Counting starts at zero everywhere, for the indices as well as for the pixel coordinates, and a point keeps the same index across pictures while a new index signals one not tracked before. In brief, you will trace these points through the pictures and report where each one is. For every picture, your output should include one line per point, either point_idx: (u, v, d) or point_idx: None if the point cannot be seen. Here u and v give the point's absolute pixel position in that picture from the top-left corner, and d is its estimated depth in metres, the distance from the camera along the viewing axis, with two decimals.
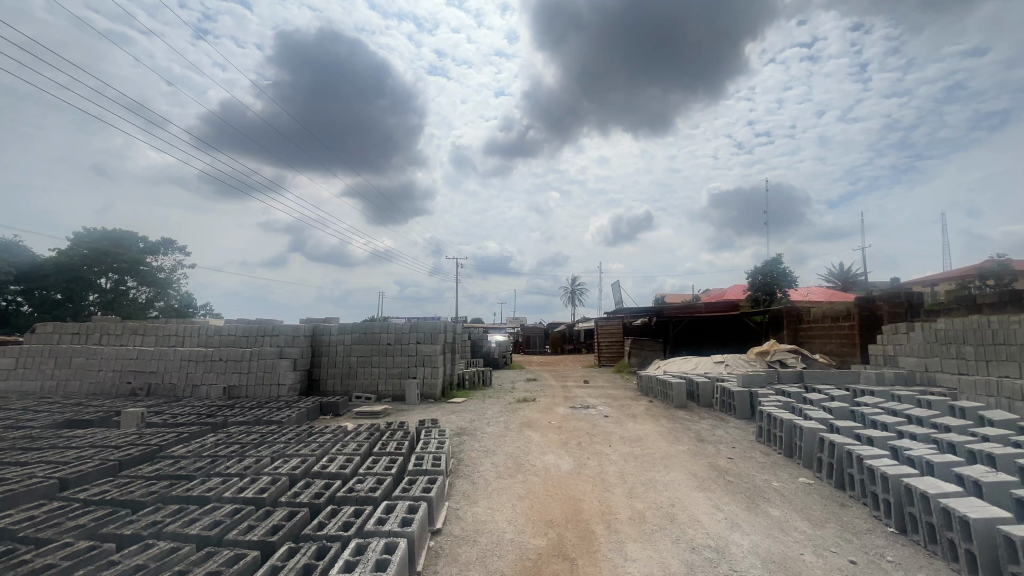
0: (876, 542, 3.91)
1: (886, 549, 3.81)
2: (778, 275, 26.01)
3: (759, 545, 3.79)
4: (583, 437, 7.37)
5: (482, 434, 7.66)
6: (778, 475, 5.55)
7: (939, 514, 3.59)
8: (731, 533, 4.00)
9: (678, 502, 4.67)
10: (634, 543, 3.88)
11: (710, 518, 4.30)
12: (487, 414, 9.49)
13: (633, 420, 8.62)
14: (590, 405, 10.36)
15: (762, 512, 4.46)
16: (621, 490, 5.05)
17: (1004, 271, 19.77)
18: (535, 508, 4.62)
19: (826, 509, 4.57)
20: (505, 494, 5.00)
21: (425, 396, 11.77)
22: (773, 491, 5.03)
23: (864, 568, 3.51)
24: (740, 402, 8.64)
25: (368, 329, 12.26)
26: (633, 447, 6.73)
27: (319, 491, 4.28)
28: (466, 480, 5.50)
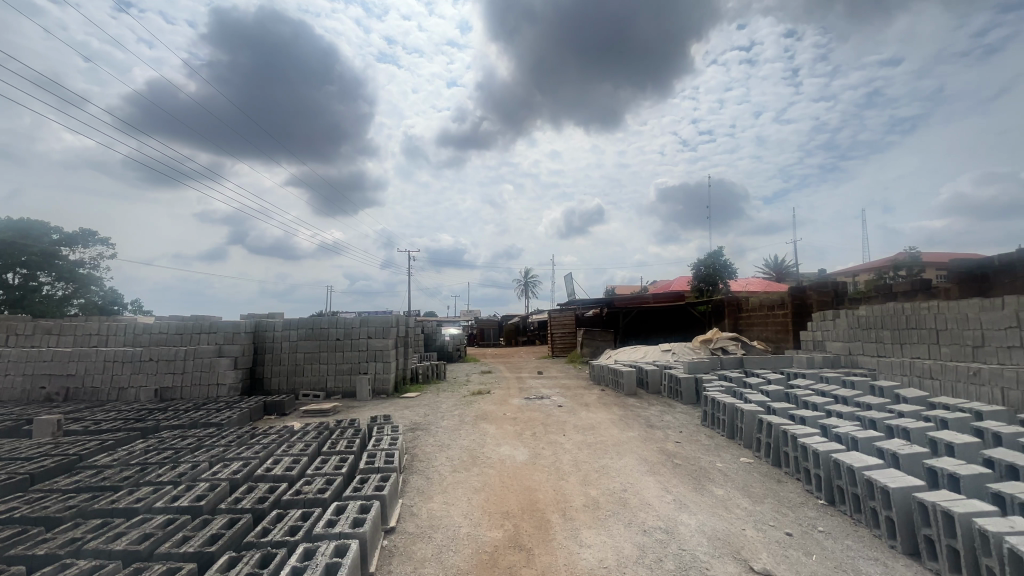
0: (809, 514, 4.20)
1: (817, 520, 4.09)
2: (719, 267, 27.40)
3: (705, 524, 3.97)
4: (537, 427, 7.45)
5: (436, 428, 7.57)
6: (722, 456, 5.84)
7: (863, 485, 3.90)
8: (679, 514, 4.16)
9: (630, 487, 4.81)
10: (590, 529, 3.95)
11: (660, 501, 4.45)
12: (442, 408, 9.39)
13: (586, 409, 8.81)
14: (544, 395, 10.48)
15: (708, 492, 4.68)
16: (575, 478, 5.13)
17: (914, 262, 21.80)
18: (491, 501, 4.60)
19: (765, 486, 4.85)
20: (461, 488, 4.95)
21: (377, 392, 11.50)
22: (717, 471, 5.28)
23: (800, 539, 3.75)
24: (686, 388, 9.03)
25: (315, 325, 11.75)
26: (586, 435, 6.87)
27: (263, 496, 4.06)
28: (420, 475, 5.40)
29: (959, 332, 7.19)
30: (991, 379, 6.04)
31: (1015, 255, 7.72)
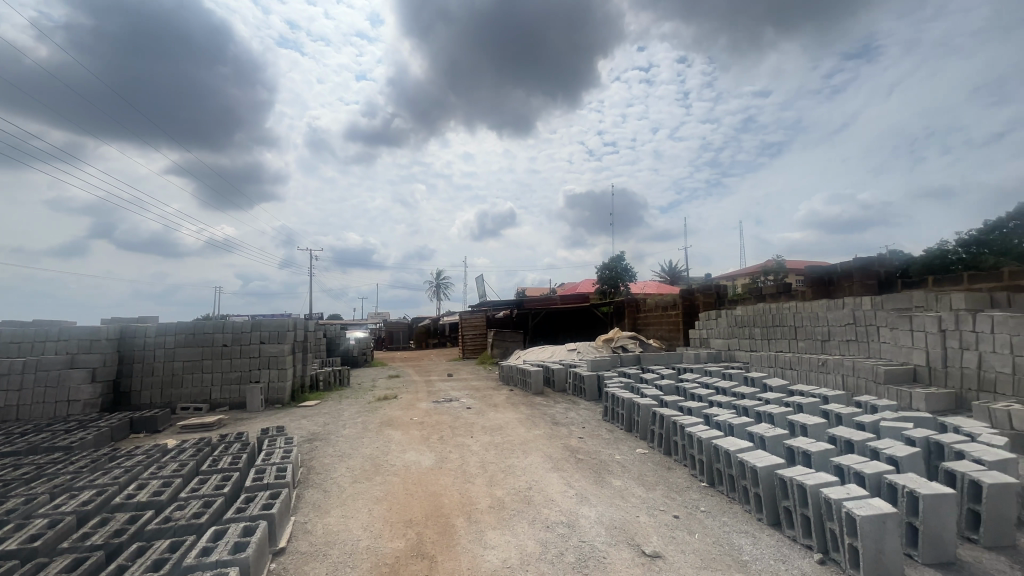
0: (693, 496, 4.59)
1: (700, 501, 4.49)
2: (620, 270, 29.24)
3: (604, 515, 4.16)
4: (445, 431, 7.33)
5: (337, 438, 7.13)
6: (620, 448, 6.19)
7: (737, 466, 4.35)
8: (580, 507, 4.32)
9: (534, 485, 4.90)
10: (494, 530, 3.95)
11: (563, 496, 4.59)
12: (344, 416, 8.89)
13: (494, 410, 8.85)
14: (453, 398, 10.37)
15: (606, 483, 4.92)
16: (482, 480, 5.10)
17: (778, 268, 25.09)
18: (394, 510, 4.42)
19: (657, 474, 5.22)
20: (362, 499, 4.70)
21: (271, 402, 10.59)
22: (615, 463, 5.58)
23: (685, 520, 4.07)
24: (589, 385, 9.47)
25: (196, 329, 10.49)
26: (493, 436, 6.90)
27: (121, 528, 3.50)
28: (316, 489, 5.03)
29: (812, 328, 8.36)
30: (835, 367, 7.10)
31: (853, 263, 9.17)
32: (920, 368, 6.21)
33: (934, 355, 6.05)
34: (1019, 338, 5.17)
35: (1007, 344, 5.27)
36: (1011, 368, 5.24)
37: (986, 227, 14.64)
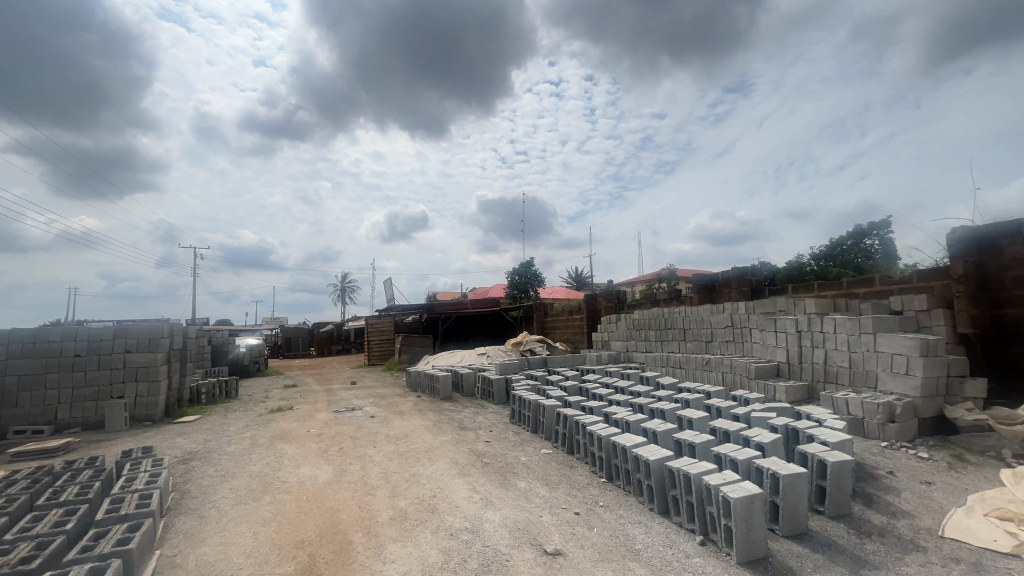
0: (592, 492, 4.79)
1: (599, 496, 4.70)
2: (530, 276, 29.97)
3: (508, 517, 4.18)
4: (345, 442, 6.94)
5: (219, 456, 6.41)
6: (526, 450, 6.29)
7: (632, 460, 4.62)
8: (485, 512, 4.30)
9: (439, 492, 4.80)
10: (395, 542, 3.79)
11: (468, 502, 4.55)
12: (229, 431, 8.03)
13: (400, 417, 8.56)
14: (356, 407, 9.86)
15: (512, 485, 4.96)
16: (384, 492, 4.88)
17: (670, 277, 27.47)
18: (284, 532, 4.05)
19: (560, 473, 5.38)
20: (246, 522, 4.26)
21: (137, 419, 9.24)
22: (521, 465, 5.65)
23: (585, 516, 4.23)
24: (497, 389, 9.55)
25: (38, 338, 8.83)
26: (398, 444, 6.65)
27: None
28: (191, 515, 4.47)
29: (697, 330, 9.21)
30: (716, 365, 7.88)
31: (731, 272, 10.28)
32: (783, 364, 7.11)
33: (793, 352, 6.96)
34: (854, 337, 6.14)
35: (846, 342, 6.23)
36: (848, 362, 6.20)
37: (831, 247, 17.36)
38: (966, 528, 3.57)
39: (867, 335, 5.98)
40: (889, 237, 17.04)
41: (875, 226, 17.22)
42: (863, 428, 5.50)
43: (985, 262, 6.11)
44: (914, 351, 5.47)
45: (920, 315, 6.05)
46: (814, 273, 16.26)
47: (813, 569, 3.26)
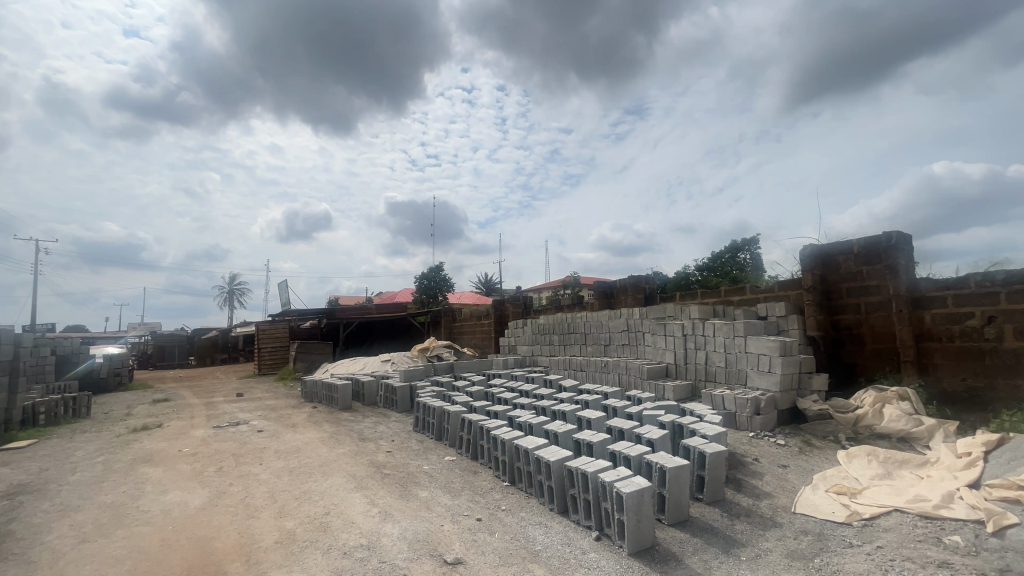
0: (495, 497, 4.80)
1: (501, 500, 4.72)
2: (439, 280, 29.66)
3: (407, 529, 4.02)
4: (226, 460, 6.23)
5: (60, 486, 5.41)
6: (429, 458, 6.14)
7: (534, 462, 4.70)
8: (383, 526, 4.10)
9: (333, 509, 4.48)
10: (279, 569, 3.46)
11: (364, 516, 4.30)
12: (75, 456, 6.82)
13: (292, 430, 7.91)
14: (240, 421, 8.93)
15: (413, 496, 4.80)
16: (270, 513, 4.44)
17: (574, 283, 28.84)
18: (142, 570, 3.51)
19: (463, 480, 5.31)
20: (91, 564, 3.61)
21: None
22: (423, 474, 5.49)
23: (486, 522, 4.21)
24: (401, 396, 9.24)
25: None
26: (288, 460, 6.12)
27: None
28: (15, 561, 3.69)
29: (597, 334, 9.71)
30: (613, 367, 8.35)
31: (627, 279, 11.01)
32: (671, 365, 7.74)
33: (679, 354, 7.61)
34: (729, 339, 6.87)
35: (722, 344, 6.95)
36: (724, 362, 6.92)
37: (711, 259, 19.44)
38: (812, 503, 4.14)
39: (740, 337, 6.73)
40: (757, 252, 19.48)
41: (747, 242, 19.59)
42: (735, 421, 6.16)
43: (828, 274, 7.20)
44: (774, 351, 6.26)
45: (779, 320, 6.94)
46: (698, 282, 18.05)
47: (693, 552, 3.56)
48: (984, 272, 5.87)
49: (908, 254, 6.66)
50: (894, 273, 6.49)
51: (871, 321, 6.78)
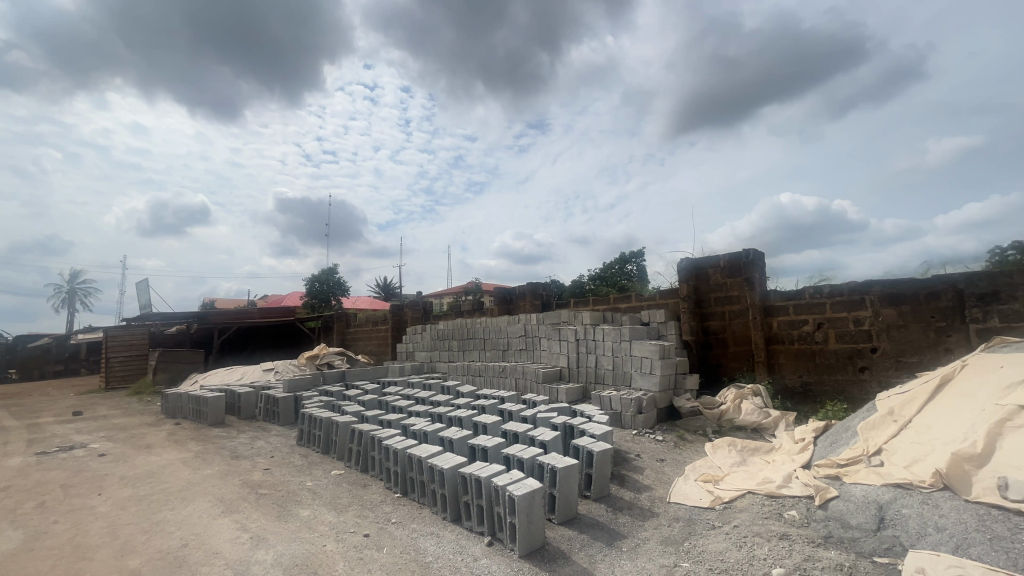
0: (385, 510, 4.57)
1: (392, 513, 4.51)
2: (334, 283, 27.93)
3: (283, 554, 3.66)
4: (51, 493, 5.17)
5: None
6: (313, 474, 5.68)
7: (427, 471, 4.56)
8: (255, 553, 3.68)
9: (193, 539, 3.93)
10: None
11: (232, 544, 3.83)
12: None
13: (145, 452, 6.83)
14: (75, 445, 7.49)
15: (292, 516, 4.38)
16: (108, 552, 3.75)
17: (475, 290, 28.94)
18: None
19: (351, 494, 4.99)
20: None
21: None
22: (305, 491, 5.05)
23: (375, 537, 3.99)
24: (284, 408, 8.47)
25: None
26: (138, 487, 5.26)
27: None
28: None
29: (496, 339, 9.80)
30: (511, 372, 8.49)
31: (526, 286, 11.30)
32: (564, 369, 8.07)
33: (572, 358, 7.97)
34: (616, 344, 7.35)
35: (611, 348, 7.41)
36: (612, 365, 7.38)
37: (603, 269, 20.78)
38: (683, 492, 4.55)
39: (625, 342, 7.24)
40: (643, 263, 21.22)
41: (634, 254, 21.27)
42: (620, 420, 6.59)
43: (699, 285, 8.06)
44: (655, 354, 6.83)
45: (660, 325, 7.60)
46: (591, 290, 19.17)
47: (579, 548, 3.70)
48: (815, 286, 6.99)
49: (761, 269, 7.70)
50: (750, 285, 7.45)
51: (733, 327, 7.71)
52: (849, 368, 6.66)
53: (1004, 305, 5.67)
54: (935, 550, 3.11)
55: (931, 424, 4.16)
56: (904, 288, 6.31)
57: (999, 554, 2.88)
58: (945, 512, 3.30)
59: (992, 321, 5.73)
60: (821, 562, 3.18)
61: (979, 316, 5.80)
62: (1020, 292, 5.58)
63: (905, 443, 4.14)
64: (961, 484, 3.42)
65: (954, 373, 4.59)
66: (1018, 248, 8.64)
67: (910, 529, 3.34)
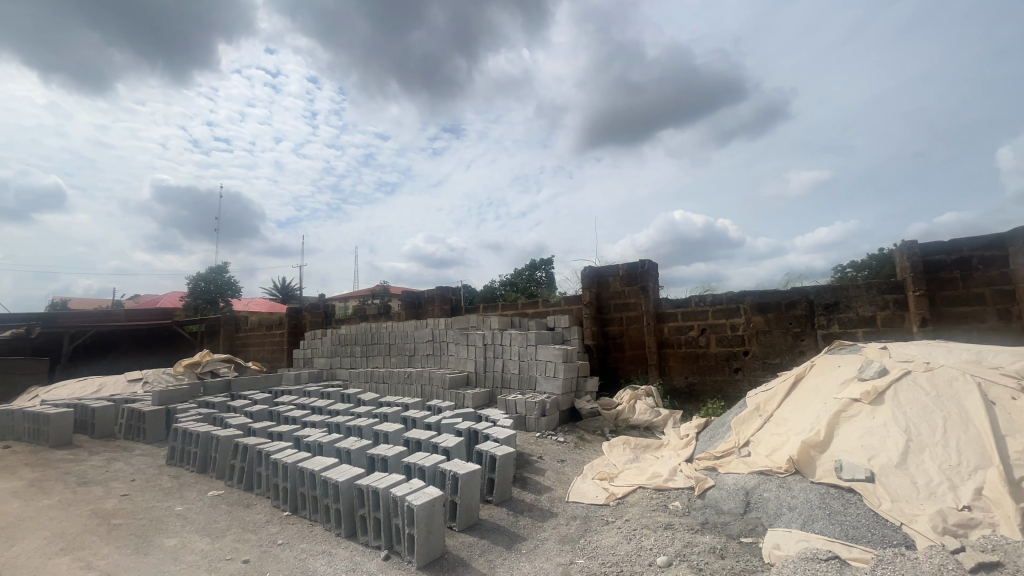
0: (270, 531, 4.18)
1: (277, 534, 4.13)
2: (221, 283, 25.88)
3: None
4: None
5: None
6: (185, 497, 5.03)
7: (320, 486, 4.25)
8: None
9: None
10: None
11: None
12: None
13: None
14: None
15: (155, 548, 3.83)
16: None
17: (383, 292, 28.01)
18: None
19: (230, 517, 4.50)
20: None
21: None
22: (173, 517, 4.45)
23: (256, 563, 3.62)
24: (152, 423, 7.43)
25: None
26: None
27: None
28: None
29: (402, 344, 9.50)
30: (417, 378, 8.27)
31: (435, 290, 11.12)
32: (471, 374, 8.05)
33: (479, 363, 7.97)
34: (523, 348, 7.49)
35: (517, 352, 7.53)
36: (518, 369, 7.51)
37: (513, 275, 21.21)
38: (581, 490, 4.74)
39: (531, 346, 7.41)
40: (551, 270, 22.01)
41: (543, 261, 21.98)
42: (525, 423, 6.72)
43: (601, 292, 8.51)
44: (558, 358, 7.07)
45: (564, 331, 7.89)
46: (501, 296, 19.47)
47: (479, 554, 3.67)
48: (700, 295, 7.72)
49: (655, 278, 8.33)
50: (645, 293, 8.02)
51: (630, 332, 8.24)
52: (726, 369, 7.44)
53: (842, 314, 6.73)
54: (788, 527, 3.56)
55: (787, 417, 4.77)
56: (770, 298, 7.20)
57: (835, 526, 3.36)
58: (796, 493, 3.79)
59: (834, 327, 6.77)
60: (698, 547, 3.48)
61: (824, 323, 6.82)
62: (853, 303, 6.67)
63: (767, 434, 4.70)
64: (809, 468, 3.95)
65: (805, 372, 5.33)
66: (852, 267, 10.36)
67: (769, 510, 3.79)
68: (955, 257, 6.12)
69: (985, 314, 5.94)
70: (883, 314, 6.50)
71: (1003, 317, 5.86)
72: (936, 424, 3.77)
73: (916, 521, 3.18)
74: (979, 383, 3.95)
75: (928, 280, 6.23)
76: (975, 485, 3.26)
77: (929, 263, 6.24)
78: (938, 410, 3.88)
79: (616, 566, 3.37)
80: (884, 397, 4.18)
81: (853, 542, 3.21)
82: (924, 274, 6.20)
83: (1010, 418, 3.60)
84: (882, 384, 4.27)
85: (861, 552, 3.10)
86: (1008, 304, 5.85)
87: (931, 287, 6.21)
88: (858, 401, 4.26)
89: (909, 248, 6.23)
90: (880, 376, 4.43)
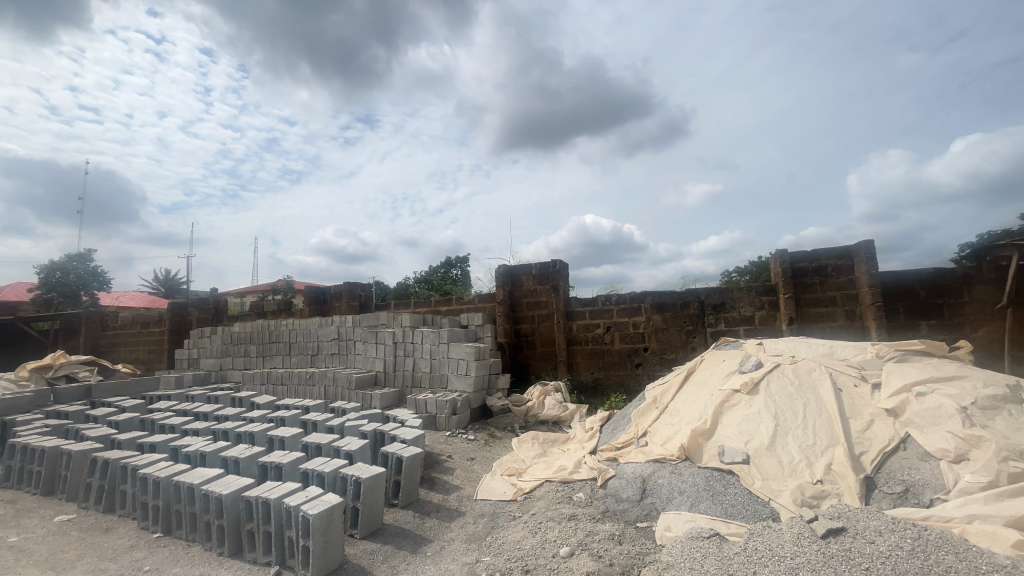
0: (135, 556, 3.66)
1: (144, 559, 3.63)
2: (83, 272, 22.46)
3: None
4: None
5: None
6: (22, 525, 4.23)
7: (201, 501, 3.80)
8: None
9: None
10: None
11: None
12: None
13: None
14: None
15: None
16: None
17: (287, 288, 25.89)
18: None
19: (84, 544, 3.86)
20: None
21: None
22: (4, 551, 3.72)
23: None
24: None
25: None
26: None
27: None
28: None
29: (304, 342, 8.87)
30: (320, 379, 7.78)
31: (342, 286, 10.52)
32: (380, 373, 7.72)
33: (388, 362, 7.68)
34: (435, 346, 7.34)
35: (429, 351, 7.37)
36: (429, 368, 7.35)
37: (428, 272, 20.84)
38: (489, 488, 4.75)
39: (443, 344, 7.29)
40: (467, 269, 21.92)
41: (460, 261, 21.84)
42: (435, 422, 6.59)
43: (514, 290, 8.62)
44: (471, 356, 7.04)
45: (477, 328, 7.88)
46: (414, 293, 19.02)
47: (382, 561, 3.52)
48: (606, 294, 8.11)
49: (566, 278, 8.59)
50: (556, 292, 8.26)
51: (541, 329, 8.44)
52: (628, 365, 7.90)
53: (727, 313, 7.45)
54: (678, 510, 3.85)
55: (680, 408, 5.18)
56: (668, 298, 7.76)
57: (716, 505, 3.70)
58: (686, 477, 4.11)
59: (720, 325, 7.48)
60: (599, 535, 3.63)
61: (712, 321, 7.51)
62: (736, 304, 7.41)
63: (662, 425, 5.06)
64: (696, 454, 4.32)
65: (695, 366, 5.81)
66: (736, 272, 11.55)
67: (663, 494, 4.08)
68: (815, 265, 7.04)
69: (836, 314, 6.92)
70: (759, 313, 7.31)
71: (850, 317, 6.87)
72: (798, 410, 4.30)
73: (781, 496, 3.60)
74: (831, 373, 4.58)
75: (796, 284, 7.11)
76: (826, 461, 3.76)
77: (796, 270, 7.13)
78: (800, 397, 4.43)
79: (521, 560, 3.40)
80: (759, 388, 4.69)
81: (731, 519, 3.56)
82: (792, 279, 7.08)
83: (853, 403, 4.21)
84: (758, 376, 4.79)
85: (736, 527, 3.43)
86: (854, 306, 6.86)
87: (797, 290, 7.10)
88: (738, 392, 4.74)
89: (781, 256, 7.07)
90: (756, 370, 4.96)
